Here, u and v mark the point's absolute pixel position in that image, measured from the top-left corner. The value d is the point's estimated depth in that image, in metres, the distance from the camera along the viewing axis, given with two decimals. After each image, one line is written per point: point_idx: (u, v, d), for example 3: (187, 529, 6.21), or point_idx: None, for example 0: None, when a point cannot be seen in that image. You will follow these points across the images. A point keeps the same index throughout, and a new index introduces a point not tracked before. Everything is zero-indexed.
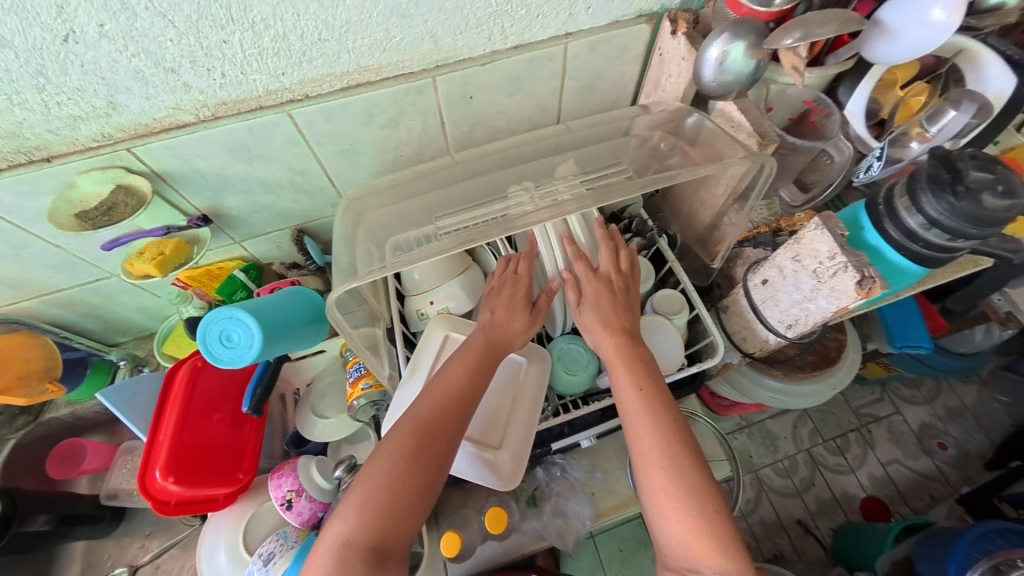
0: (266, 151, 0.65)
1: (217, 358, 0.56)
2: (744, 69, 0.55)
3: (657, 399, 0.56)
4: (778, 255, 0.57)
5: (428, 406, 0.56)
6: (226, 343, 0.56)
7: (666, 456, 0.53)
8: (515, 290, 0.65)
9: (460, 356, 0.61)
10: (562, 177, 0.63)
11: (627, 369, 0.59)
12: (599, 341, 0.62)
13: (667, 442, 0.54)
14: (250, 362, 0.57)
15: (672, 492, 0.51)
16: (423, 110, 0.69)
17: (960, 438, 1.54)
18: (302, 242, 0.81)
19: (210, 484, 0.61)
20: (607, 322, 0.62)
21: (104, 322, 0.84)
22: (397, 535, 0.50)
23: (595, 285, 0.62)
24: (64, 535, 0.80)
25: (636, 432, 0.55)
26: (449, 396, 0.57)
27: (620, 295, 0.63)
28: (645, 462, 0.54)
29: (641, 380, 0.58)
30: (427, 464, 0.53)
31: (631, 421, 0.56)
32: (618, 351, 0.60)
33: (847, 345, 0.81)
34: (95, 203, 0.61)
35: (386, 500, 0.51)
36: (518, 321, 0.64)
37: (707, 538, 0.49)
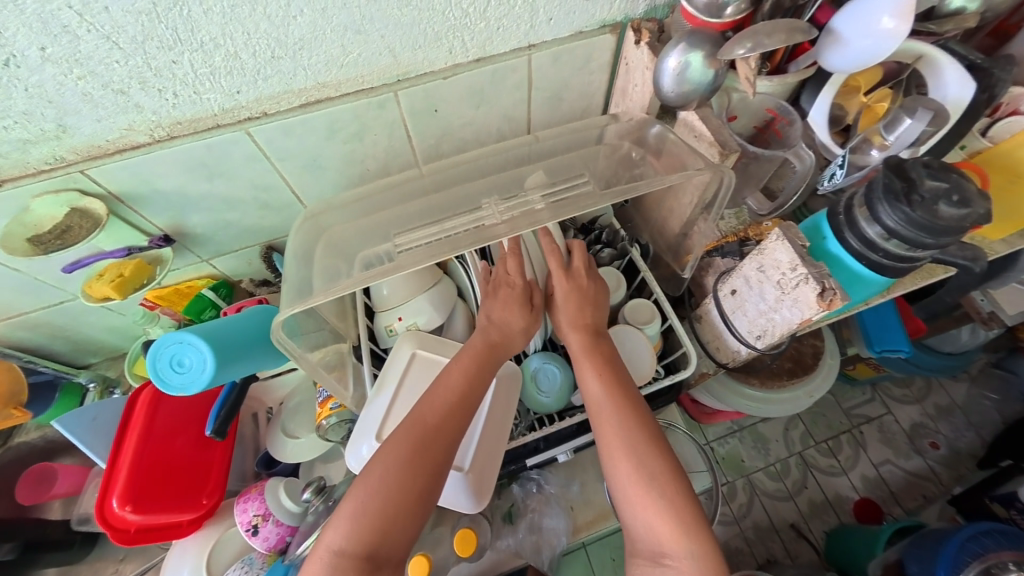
0: (227, 169, 0.64)
1: (167, 385, 0.55)
2: (702, 79, 0.55)
3: (622, 391, 0.56)
4: (744, 265, 0.56)
5: (426, 411, 0.55)
6: (177, 367, 0.55)
7: (629, 445, 0.53)
8: (513, 291, 0.64)
9: (457, 359, 0.60)
10: (531, 188, 0.62)
11: (592, 363, 0.59)
12: (565, 336, 0.62)
13: (632, 429, 0.54)
14: (204, 387, 0.56)
15: (636, 482, 0.51)
16: (388, 123, 0.68)
17: (951, 437, 1.53)
18: (272, 259, 0.80)
19: (172, 510, 0.59)
20: (573, 321, 0.62)
21: (73, 343, 0.83)
22: (393, 543, 0.49)
23: (564, 283, 0.63)
24: (33, 561, 0.78)
25: (600, 425, 0.55)
26: (450, 399, 0.56)
27: (587, 291, 0.63)
28: (610, 452, 0.53)
29: (605, 372, 0.58)
30: (428, 471, 0.52)
31: (596, 413, 0.56)
32: (583, 346, 0.60)
33: (825, 351, 0.80)
34: (50, 225, 0.60)
35: (382, 508, 0.49)
36: (518, 321, 0.63)
37: (673, 524, 0.49)
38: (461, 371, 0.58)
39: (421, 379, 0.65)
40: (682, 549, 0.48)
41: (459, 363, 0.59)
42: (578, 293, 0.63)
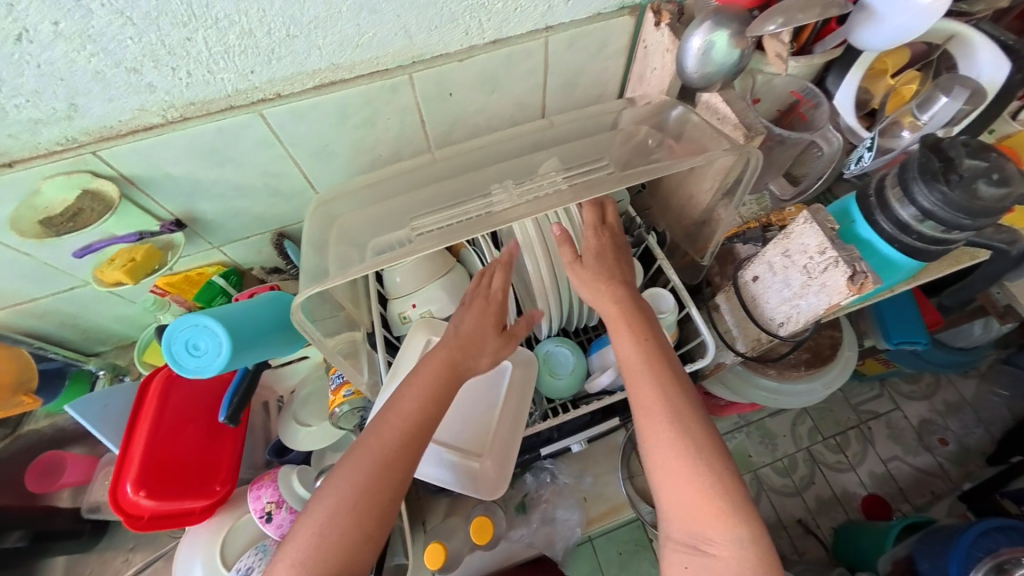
0: (238, 153, 0.63)
1: (182, 367, 0.54)
2: (727, 60, 0.53)
3: (660, 360, 0.53)
4: (767, 251, 0.55)
5: (375, 451, 0.49)
6: (191, 351, 0.54)
7: (672, 413, 0.50)
8: (488, 307, 0.58)
9: (411, 388, 0.53)
10: (545, 173, 0.61)
11: (628, 328, 0.55)
12: (597, 298, 0.58)
13: (672, 396, 0.51)
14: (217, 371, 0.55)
15: (674, 453, 0.49)
16: (400, 108, 0.67)
17: (960, 433, 1.52)
18: (282, 246, 0.79)
19: (183, 498, 0.59)
20: (610, 278, 0.59)
21: (82, 331, 0.82)
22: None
23: (599, 236, 0.60)
24: (43, 550, 0.77)
25: (637, 391, 0.53)
26: (401, 435, 0.50)
27: (615, 251, 0.60)
28: (650, 416, 0.51)
29: (640, 336, 0.55)
30: (373, 520, 0.47)
31: (633, 378, 0.53)
32: (619, 309, 0.57)
33: (842, 342, 0.78)
34: (61, 209, 0.59)
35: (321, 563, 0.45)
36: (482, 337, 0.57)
37: (717, 502, 0.46)
38: (405, 404, 0.52)
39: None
40: (720, 529, 0.46)
41: (413, 392, 0.52)
42: (610, 256, 0.60)
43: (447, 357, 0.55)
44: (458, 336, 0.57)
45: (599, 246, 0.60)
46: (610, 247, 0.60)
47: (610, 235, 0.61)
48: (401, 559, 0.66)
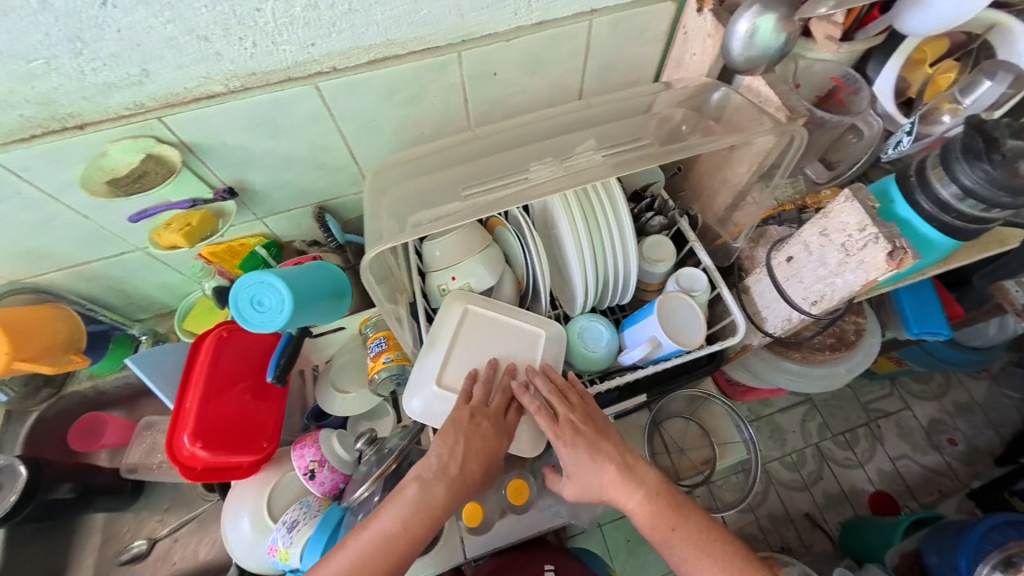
0: (291, 125, 0.65)
1: (246, 320, 0.58)
2: (772, 43, 0.55)
3: (673, 517, 0.57)
4: (804, 231, 0.57)
5: (384, 551, 0.53)
6: (256, 306, 0.59)
7: (700, 542, 0.57)
8: (484, 426, 0.60)
9: (410, 498, 0.56)
10: (585, 150, 0.63)
11: (636, 489, 0.58)
12: (591, 478, 0.60)
13: (694, 531, 0.57)
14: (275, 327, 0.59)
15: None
16: (446, 87, 0.69)
17: (969, 434, 1.53)
18: (323, 218, 0.81)
19: (234, 452, 0.61)
20: (600, 467, 0.60)
21: (127, 298, 0.85)
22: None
23: (568, 437, 0.60)
24: (86, 505, 0.81)
25: (667, 548, 0.57)
26: (411, 533, 0.54)
27: (589, 428, 0.60)
28: (689, 551, 0.56)
29: (647, 490, 0.59)
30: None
31: (659, 532, 0.57)
32: (616, 479, 0.59)
33: (866, 330, 0.80)
34: (126, 171, 0.61)
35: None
36: (476, 459, 0.58)
37: None
38: (402, 511, 0.55)
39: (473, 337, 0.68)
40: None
41: (415, 498, 0.56)
42: (596, 430, 0.61)
43: (442, 475, 0.57)
44: (453, 464, 0.58)
45: (576, 450, 0.60)
46: (588, 422, 0.60)
47: (582, 399, 0.63)
48: None
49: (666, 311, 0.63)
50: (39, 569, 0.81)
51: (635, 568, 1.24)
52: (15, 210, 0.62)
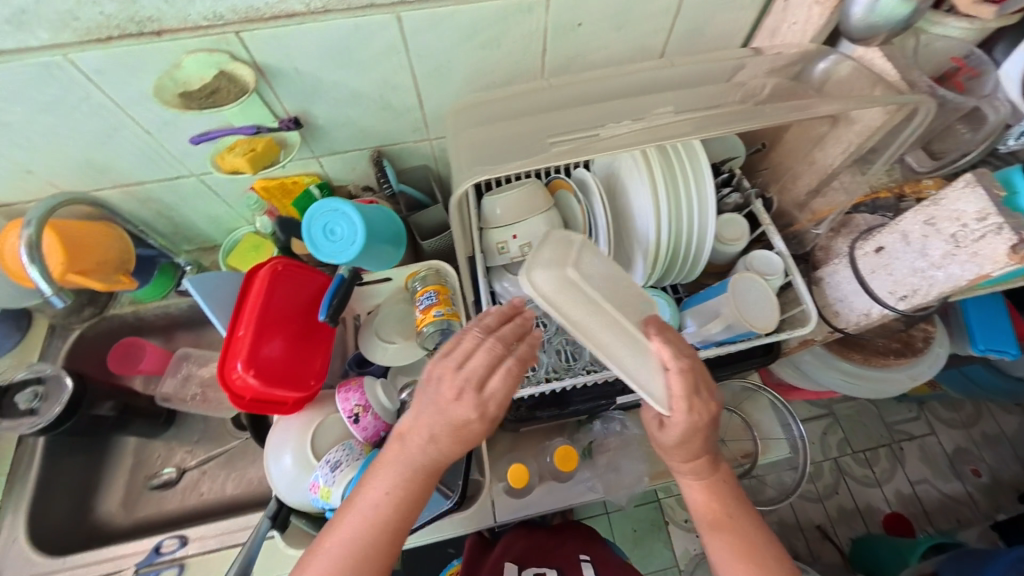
0: (366, 56, 0.63)
1: (319, 246, 0.64)
2: (899, 11, 0.51)
3: (735, 511, 0.56)
4: (904, 219, 0.54)
5: (369, 522, 0.50)
6: (329, 236, 0.64)
7: (750, 554, 0.55)
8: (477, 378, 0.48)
9: (393, 462, 0.51)
10: (672, 110, 0.60)
11: (702, 482, 0.58)
12: (672, 457, 0.57)
13: (744, 547, 0.55)
14: (343, 256, 0.64)
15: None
16: (527, 33, 0.65)
17: (995, 466, 1.48)
18: (380, 163, 0.79)
19: (283, 387, 0.61)
20: (691, 455, 0.55)
21: (174, 225, 0.85)
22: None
23: (682, 427, 0.52)
24: (122, 426, 0.81)
25: (710, 542, 0.57)
26: (392, 503, 0.51)
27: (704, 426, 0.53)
28: (732, 561, 0.55)
29: (712, 488, 0.57)
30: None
31: (709, 528, 0.57)
32: (692, 468, 0.57)
33: (935, 339, 0.76)
34: (199, 86, 0.59)
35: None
36: (448, 433, 0.49)
37: None
38: (387, 479, 0.51)
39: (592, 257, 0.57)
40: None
41: (395, 464, 0.51)
42: (700, 437, 0.53)
43: (417, 443, 0.51)
44: (421, 431, 0.51)
45: (682, 438, 0.54)
46: (701, 429, 0.53)
47: (710, 409, 0.52)
48: (477, 478, 0.68)
49: (737, 292, 0.60)
50: (73, 482, 0.83)
51: (640, 558, 1.23)
52: (84, 115, 0.61)
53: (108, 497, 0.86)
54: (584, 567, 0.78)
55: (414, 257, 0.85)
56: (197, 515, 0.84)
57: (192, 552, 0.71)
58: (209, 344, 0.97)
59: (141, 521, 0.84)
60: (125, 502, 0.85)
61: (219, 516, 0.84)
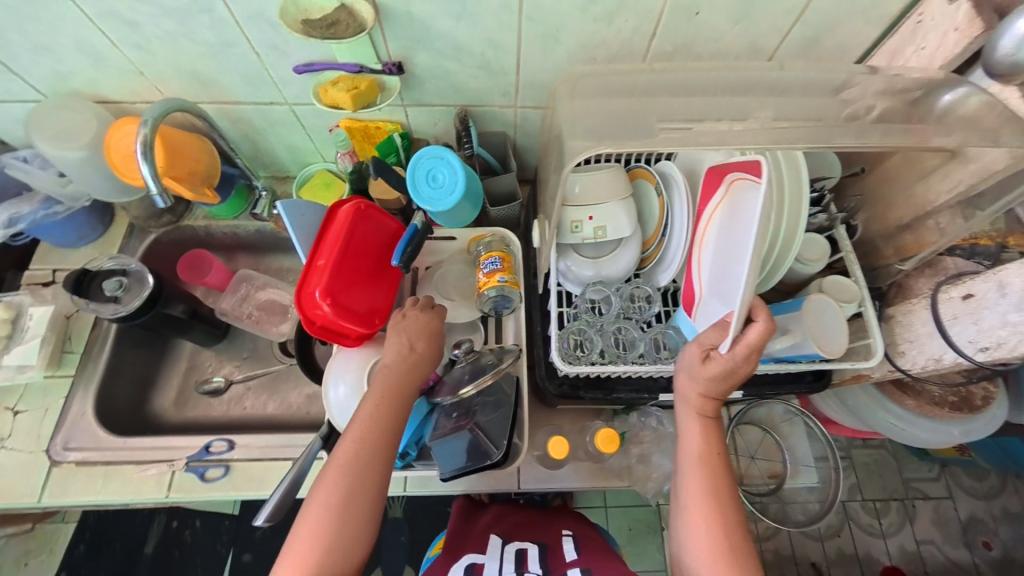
0: (480, 11, 0.63)
1: (420, 191, 0.69)
2: None
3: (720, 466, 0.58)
4: (1005, 269, 0.52)
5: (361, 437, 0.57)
6: (432, 181, 0.69)
7: (714, 494, 0.56)
8: (432, 321, 0.67)
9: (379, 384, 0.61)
10: (778, 116, 0.58)
11: (700, 424, 0.60)
12: (685, 389, 0.59)
13: (712, 488, 0.57)
14: (440, 203, 0.69)
15: (709, 543, 0.54)
16: (642, 12, 0.64)
17: (1008, 543, 1.44)
18: (465, 123, 0.79)
19: (348, 321, 0.64)
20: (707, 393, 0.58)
21: (257, 148, 0.88)
22: (346, 559, 0.53)
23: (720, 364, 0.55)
24: (184, 329, 0.85)
25: (686, 480, 0.58)
26: (376, 419, 0.58)
27: (734, 377, 0.56)
28: (697, 497, 0.57)
29: (707, 432, 0.59)
30: (365, 499, 0.55)
31: (689, 468, 0.59)
32: (698, 408, 0.59)
33: (996, 399, 0.73)
34: (318, 15, 0.60)
35: (335, 531, 0.53)
36: (426, 345, 0.65)
37: None
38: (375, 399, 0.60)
39: (731, 203, 0.59)
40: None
41: (383, 383, 0.61)
42: (728, 385, 0.56)
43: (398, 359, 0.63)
44: (403, 346, 0.63)
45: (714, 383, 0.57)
46: (736, 378, 0.56)
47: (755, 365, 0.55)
48: (517, 441, 0.69)
49: (810, 313, 0.59)
50: (135, 373, 0.90)
51: (632, 555, 1.25)
52: (204, 27, 0.64)
53: (163, 395, 0.93)
54: (566, 540, 0.78)
55: (478, 222, 0.86)
56: (239, 426, 0.91)
57: (237, 457, 0.77)
58: (268, 269, 1.02)
59: (189, 420, 0.91)
60: (177, 400, 0.93)
61: (258, 429, 0.90)
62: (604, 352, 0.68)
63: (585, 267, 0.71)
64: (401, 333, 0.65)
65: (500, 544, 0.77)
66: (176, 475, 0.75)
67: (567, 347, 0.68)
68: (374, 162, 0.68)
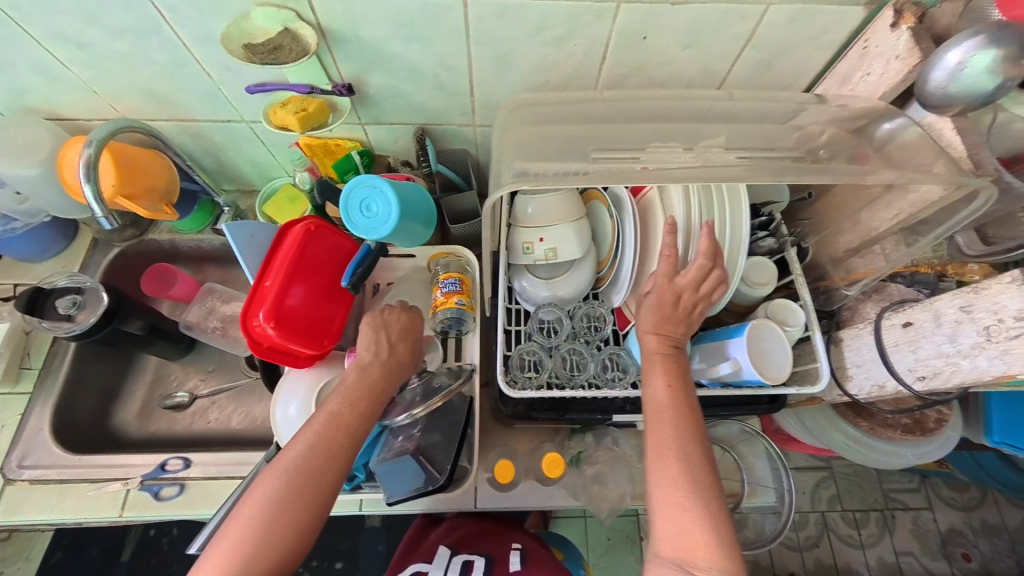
0: (429, 36, 0.62)
1: (353, 223, 0.65)
2: (984, 84, 0.48)
3: (688, 417, 0.56)
4: (940, 300, 0.51)
5: (328, 428, 0.58)
6: (365, 210, 0.64)
7: (682, 454, 0.53)
8: (402, 329, 0.69)
9: (353, 380, 0.62)
10: (723, 145, 0.58)
11: (662, 369, 0.58)
12: (644, 335, 0.61)
13: (680, 449, 0.54)
14: (378, 233, 0.64)
15: (678, 492, 0.52)
16: (591, 38, 0.64)
17: (987, 555, 1.43)
18: (423, 141, 0.80)
19: (298, 341, 0.64)
20: (662, 327, 0.60)
21: (220, 163, 0.88)
22: (287, 550, 0.53)
23: (664, 288, 0.60)
24: (146, 344, 0.85)
25: (653, 430, 0.56)
26: (348, 411, 0.60)
27: (685, 308, 0.60)
28: (659, 456, 0.54)
29: (675, 383, 0.57)
30: (319, 489, 0.55)
31: (654, 421, 0.56)
32: (659, 352, 0.59)
33: (949, 423, 0.75)
34: (262, 39, 0.60)
35: (264, 534, 0.52)
36: (395, 358, 0.66)
37: (712, 539, 0.50)
38: (348, 391, 0.61)
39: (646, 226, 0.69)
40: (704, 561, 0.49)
41: (357, 378, 0.62)
42: (671, 317, 0.60)
43: (374, 358, 0.65)
44: (382, 348, 0.66)
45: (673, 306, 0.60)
46: (684, 308, 0.60)
47: (698, 293, 0.59)
48: (464, 463, 0.69)
49: (753, 339, 0.60)
50: (96, 387, 0.89)
51: (608, 566, 1.24)
52: (154, 48, 0.63)
53: (126, 408, 0.92)
54: (513, 554, 0.78)
55: (441, 239, 0.87)
56: (203, 440, 0.91)
57: (193, 475, 0.76)
58: (236, 282, 1.02)
59: (152, 435, 0.91)
60: (140, 414, 0.92)
61: (221, 444, 0.90)
62: (555, 375, 0.68)
63: (540, 287, 0.71)
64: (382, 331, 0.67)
65: (448, 554, 0.77)
66: (131, 493, 0.75)
67: (517, 368, 0.69)
68: (319, 186, 0.72)
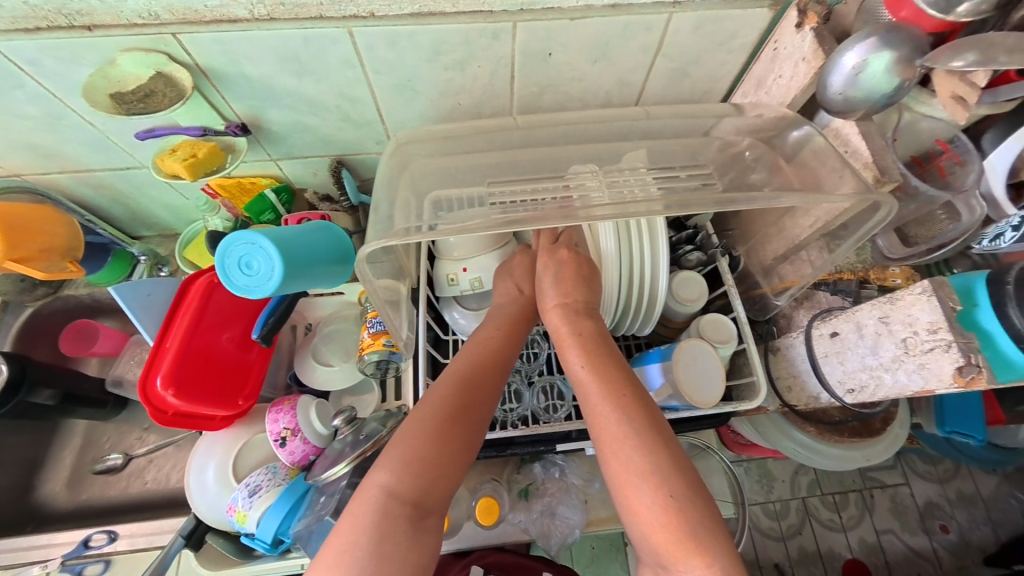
0: (318, 68, 0.59)
1: (234, 283, 0.57)
2: (881, 87, 0.47)
3: (623, 385, 0.49)
4: (861, 310, 0.50)
5: (478, 362, 0.55)
6: (245, 269, 0.57)
7: (628, 422, 0.47)
8: (526, 260, 0.64)
9: (491, 323, 0.60)
10: (635, 162, 0.55)
11: (576, 343, 0.54)
12: (547, 317, 0.58)
13: (631, 429, 0.46)
14: (263, 292, 0.57)
15: (634, 479, 0.44)
16: (494, 58, 0.60)
17: (965, 526, 1.40)
18: (340, 174, 0.76)
19: (209, 403, 0.61)
20: (560, 298, 0.58)
21: (132, 212, 0.83)
22: (451, 479, 0.48)
23: (546, 258, 0.61)
24: (65, 411, 0.79)
25: (591, 410, 0.49)
26: (497, 345, 0.57)
27: (579, 268, 0.59)
28: (605, 438, 0.47)
29: (594, 361, 0.52)
30: (482, 410, 0.52)
31: (585, 399, 0.50)
32: (566, 328, 0.56)
33: (895, 418, 0.75)
34: (133, 86, 0.56)
35: (438, 442, 0.48)
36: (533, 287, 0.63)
37: (681, 533, 0.42)
38: (499, 326, 0.60)
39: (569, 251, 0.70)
40: (687, 559, 0.41)
41: (502, 312, 0.61)
42: (573, 276, 0.59)
43: (509, 297, 0.62)
44: (513, 287, 0.63)
45: (562, 264, 0.60)
46: (564, 258, 0.60)
47: (570, 258, 0.60)
48: None
49: (683, 361, 0.58)
50: None
51: None
52: (22, 103, 0.59)
53: (54, 477, 0.86)
54: None
55: None
56: (137, 505, 0.85)
57: (120, 549, 0.71)
58: None
59: (83, 504, 0.85)
60: (69, 482, 0.86)
61: (157, 507, 0.84)
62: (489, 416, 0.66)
63: (470, 320, 0.68)
64: (508, 275, 0.64)
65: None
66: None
67: None
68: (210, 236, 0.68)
